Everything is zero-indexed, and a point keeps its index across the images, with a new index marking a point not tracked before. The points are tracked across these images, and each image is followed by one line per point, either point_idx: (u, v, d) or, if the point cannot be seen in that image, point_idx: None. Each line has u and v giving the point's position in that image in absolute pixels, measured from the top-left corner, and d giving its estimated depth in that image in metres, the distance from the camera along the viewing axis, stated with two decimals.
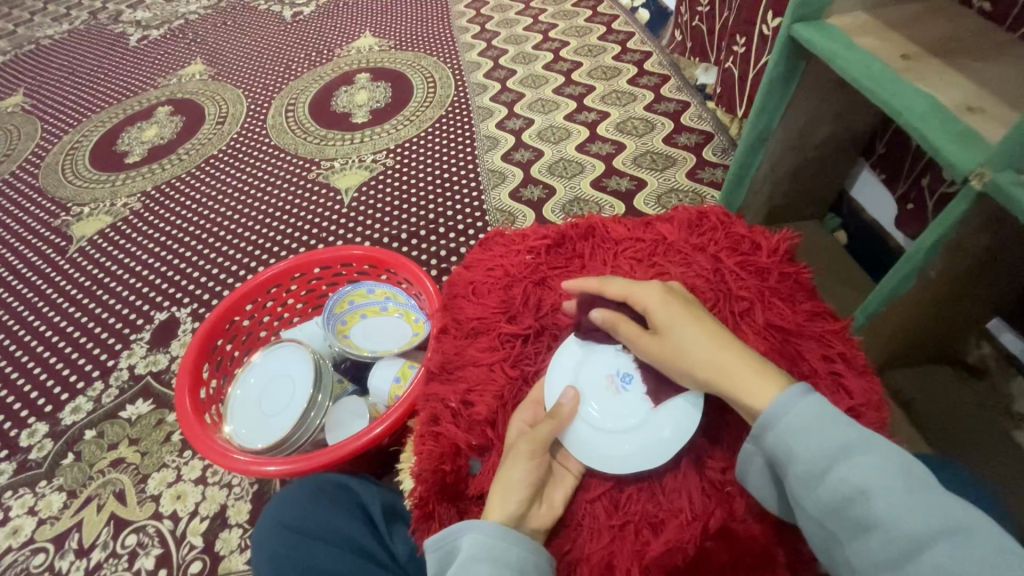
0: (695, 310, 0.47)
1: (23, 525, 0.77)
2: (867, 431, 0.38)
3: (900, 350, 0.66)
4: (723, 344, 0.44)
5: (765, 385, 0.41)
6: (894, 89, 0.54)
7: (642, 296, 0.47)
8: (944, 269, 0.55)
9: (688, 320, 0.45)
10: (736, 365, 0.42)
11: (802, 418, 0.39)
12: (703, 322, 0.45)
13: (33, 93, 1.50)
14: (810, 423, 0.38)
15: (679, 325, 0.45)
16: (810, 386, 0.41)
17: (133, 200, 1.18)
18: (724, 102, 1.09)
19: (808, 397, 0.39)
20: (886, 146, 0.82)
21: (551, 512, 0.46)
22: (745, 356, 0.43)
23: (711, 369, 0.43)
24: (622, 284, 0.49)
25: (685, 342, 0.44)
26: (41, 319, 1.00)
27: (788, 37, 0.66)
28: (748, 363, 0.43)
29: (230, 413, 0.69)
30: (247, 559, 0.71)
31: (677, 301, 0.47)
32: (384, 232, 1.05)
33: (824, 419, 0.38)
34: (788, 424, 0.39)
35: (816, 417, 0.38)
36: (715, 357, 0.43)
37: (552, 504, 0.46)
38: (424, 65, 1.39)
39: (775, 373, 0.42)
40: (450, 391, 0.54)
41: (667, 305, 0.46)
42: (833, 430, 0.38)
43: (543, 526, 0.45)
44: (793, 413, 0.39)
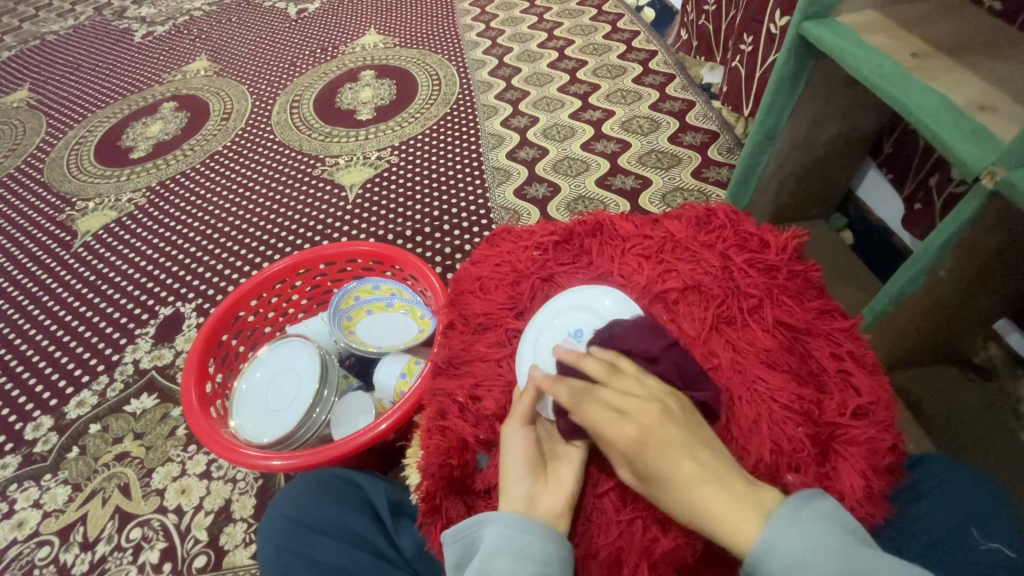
0: (677, 443, 0.41)
1: (28, 517, 0.77)
2: (853, 545, 0.37)
3: (908, 350, 0.66)
4: (707, 490, 0.39)
5: (749, 534, 0.38)
6: (905, 88, 0.54)
7: (616, 434, 0.41)
8: (952, 269, 0.55)
9: (667, 465, 0.40)
10: (719, 516, 0.38)
11: (793, 554, 0.36)
12: (685, 463, 0.40)
13: (38, 88, 1.50)
14: (811, 546, 0.37)
15: (658, 471, 0.40)
16: (787, 509, 0.39)
17: (138, 195, 1.18)
18: (730, 101, 1.09)
19: (791, 526, 0.37)
20: (893, 145, 0.82)
21: (560, 494, 0.45)
22: (729, 499, 0.39)
23: (694, 522, 0.39)
24: (595, 409, 0.43)
25: (666, 490, 0.40)
26: (46, 313, 1.00)
27: (797, 35, 0.66)
28: (734, 510, 0.38)
29: (235, 408, 0.69)
30: (251, 554, 0.71)
31: (657, 436, 0.41)
32: (389, 229, 1.05)
33: (812, 548, 0.36)
34: (781, 566, 0.36)
35: (813, 537, 0.37)
36: (699, 510, 0.39)
37: (562, 482, 0.45)
38: (429, 62, 1.39)
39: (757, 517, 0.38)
40: (458, 386, 0.54)
41: (643, 444, 0.41)
42: (824, 559, 0.36)
43: (550, 515, 0.44)
44: (787, 548, 0.37)
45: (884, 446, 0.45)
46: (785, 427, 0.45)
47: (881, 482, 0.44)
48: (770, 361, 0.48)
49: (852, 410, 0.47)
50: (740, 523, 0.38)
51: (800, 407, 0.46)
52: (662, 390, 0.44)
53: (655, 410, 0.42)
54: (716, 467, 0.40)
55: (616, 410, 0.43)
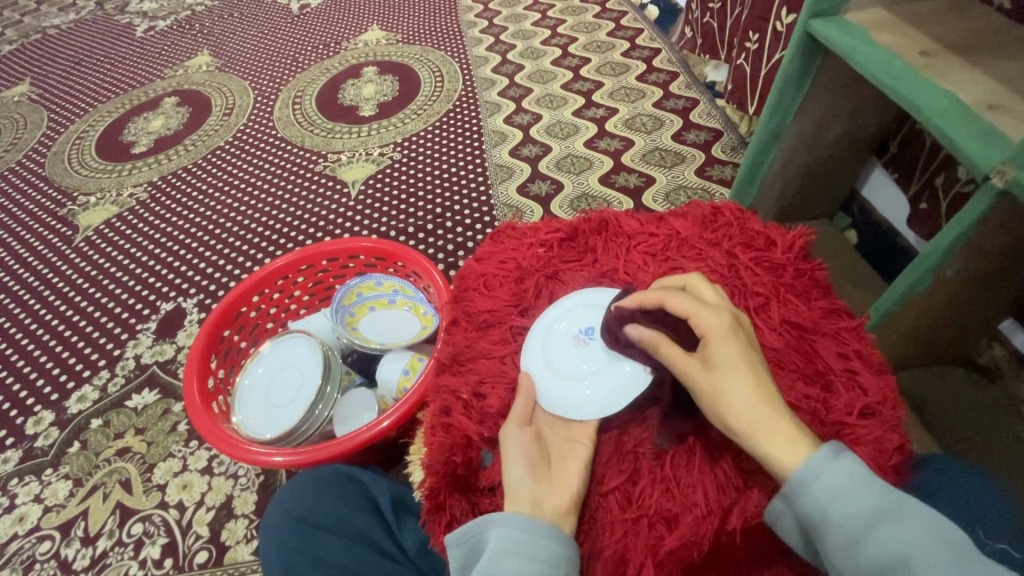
0: (756, 353, 0.43)
1: (29, 512, 0.77)
2: (897, 491, 0.38)
3: (913, 349, 0.66)
4: (767, 393, 0.41)
5: (792, 446, 0.39)
6: (914, 86, 0.54)
7: (709, 321, 0.44)
8: (960, 269, 0.54)
9: (742, 358, 0.42)
10: (770, 421, 0.40)
11: (837, 482, 0.37)
12: (757, 365, 0.42)
13: (39, 82, 1.50)
14: (848, 484, 0.37)
15: (732, 360, 0.42)
16: (841, 446, 0.40)
17: (140, 190, 1.17)
18: (734, 100, 1.08)
19: (840, 459, 0.38)
20: (899, 145, 0.82)
21: (566, 493, 0.44)
22: (783, 414, 0.40)
23: (742, 416, 0.40)
24: (689, 300, 0.46)
25: (732, 378, 0.41)
26: (47, 308, 1.00)
27: (804, 32, 0.65)
28: (785, 423, 0.40)
29: (238, 403, 0.69)
30: (253, 549, 0.71)
31: (740, 335, 0.44)
32: (391, 225, 1.05)
33: (856, 481, 0.37)
34: (823, 489, 0.37)
35: (852, 479, 0.37)
36: (754, 407, 0.40)
37: (567, 481, 0.45)
38: (432, 59, 1.38)
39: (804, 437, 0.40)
40: (462, 383, 0.53)
41: (728, 335, 0.43)
42: (866, 493, 0.37)
43: (556, 513, 0.43)
44: (831, 476, 0.38)
45: (891, 445, 0.45)
46: None
47: (888, 482, 0.44)
48: (777, 360, 0.48)
49: (859, 410, 0.47)
50: (787, 436, 0.39)
51: (806, 406, 0.46)
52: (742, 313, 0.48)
53: (741, 320, 0.45)
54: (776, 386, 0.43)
55: (708, 305, 0.46)
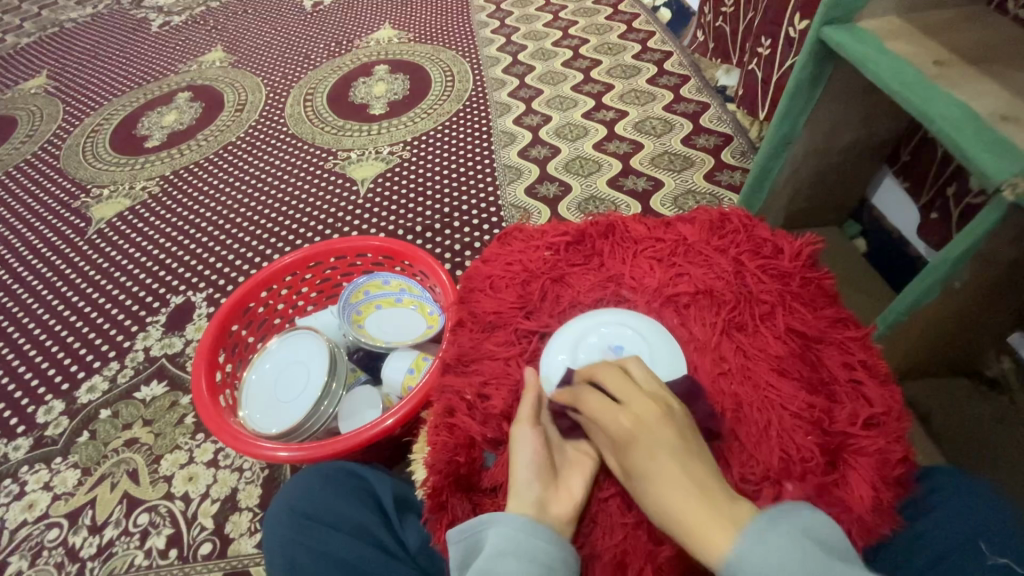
0: (665, 445, 0.40)
1: (38, 499, 0.78)
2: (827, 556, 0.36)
3: (922, 359, 0.65)
4: (682, 490, 0.38)
5: (720, 540, 0.36)
6: (926, 96, 0.53)
7: (613, 426, 0.43)
8: (968, 281, 0.54)
9: (648, 457, 0.40)
10: (688, 514, 0.38)
11: (768, 554, 0.35)
12: (665, 460, 0.40)
13: (56, 75, 1.52)
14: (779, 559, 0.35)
15: (639, 467, 0.40)
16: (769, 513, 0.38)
17: (152, 184, 1.19)
18: (745, 104, 1.08)
19: (769, 529, 0.37)
20: (911, 154, 0.81)
21: (572, 498, 0.45)
22: (703, 506, 0.38)
23: (663, 516, 0.39)
24: (593, 399, 0.45)
25: (643, 484, 0.40)
26: (59, 298, 1.02)
27: (817, 39, 0.65)
28: (706, 518, 0.37)
29: (245, 398, 0.70)
30: (256, 543, 0.72)
31: (641, 434, 0.41)
32: (400, 224, 1.05)
33: (786, 550, 0.36)
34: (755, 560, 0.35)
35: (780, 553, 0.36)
36: (672, 507, 0.38)
37: (572, 490, 0.46)
38: (443, 58, 1.39)
39: (731, 514, 0.37)
40: (466, 384, 0.54)
41: (633, 440, 0.41)
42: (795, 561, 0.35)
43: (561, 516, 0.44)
44: (761, 549, 0.36)
45: (895, 457, 0.45)
46: (794, 436, 0.45)
47: (890, 494, 0.44)
48: (781, 368, 0.48)
49: (863, 420, 0.46)
50: (709, 528, 0.37)
51: (810, 415, 0.46)
52: (666, 393, 0.45)
53: (650, 409, 0.43)
54: (702, 474, 0.39)
55: (616, 403, 0.44)
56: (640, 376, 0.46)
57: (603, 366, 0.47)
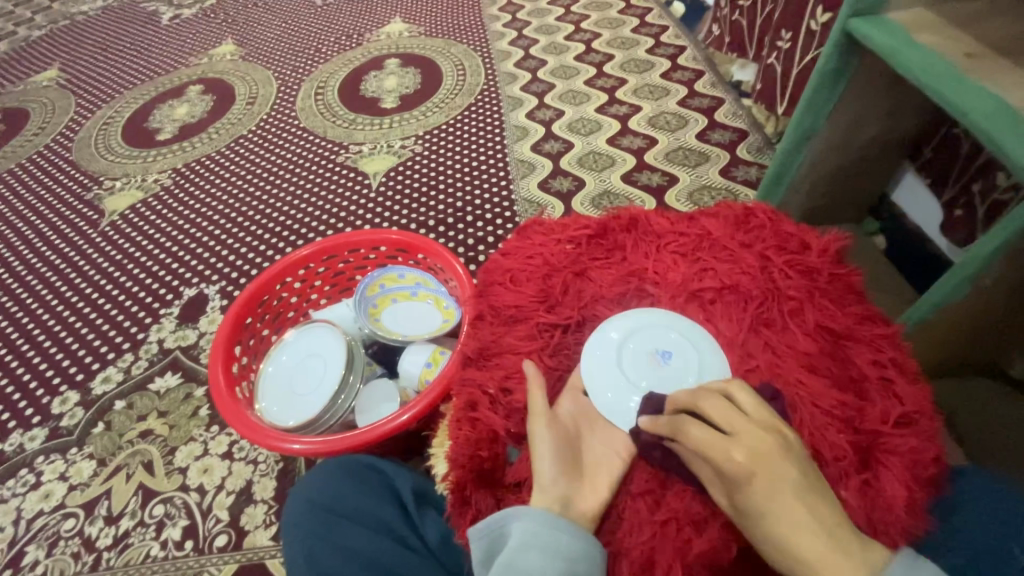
0: (789, 485, 0.38)
1: (54, 490, 0.79)
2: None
3: (949, 357, 0.64)
4: (812, 533, 0.36)
5: None
6: (959, 88, 0.52)
7: (726, 463, 0.40)
8: (999, 279, 0.53)
9: (774, 498, 0.37)
10: (824, 561, 0.35)
11: None
12: (792, 503, 0.37)
13: (68, 68, 1.52)
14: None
15: (759, 508, 0.38)
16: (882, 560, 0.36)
17: (164, 176, 1.19)
18: (762, 99, 1.06)
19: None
20: (934, 150, 0.79)
21: (596, 498, 0.45)
22: (835, 551, 0.36)
23: (788, 560, 0.37)
24: (701, 433, 0.41)
25: (766, 526, 0.37)
26: (73, 290, 1.02)
27: (843, 31, 0.64)
28: (843, 565, 0.35)
29: (262, 391, 0.70)
30: (271, 535, 0.72)
31: (764, 471, 0.38)
32: (412, 218, 1.05)
33: None
34: None
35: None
36: (804, 552, 0.36)
37: (597, 490, 0.45)
38: (455, 52, 1.38)
39: (863, 559, 0.36)
40: (487, 378, 0.53)
41: (750, 477, 0.38)
42: None
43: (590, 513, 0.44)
44: None
45: (928, 456, 0.44)
46: (825, 433, 0.44)
47: (924, 493, 0.43)
48: (810, 365, 0.48)
49: (894, 419, 0.46)
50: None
51: (841, 413, 0.45)
52: (779, 423, 0.42)
53: (767, 444, 0.40)
54: (829, 515, 0.37)
55: (727, 436, 0.41)
56: (750, 406, 0.43)
57: (708, 395, 0.44)
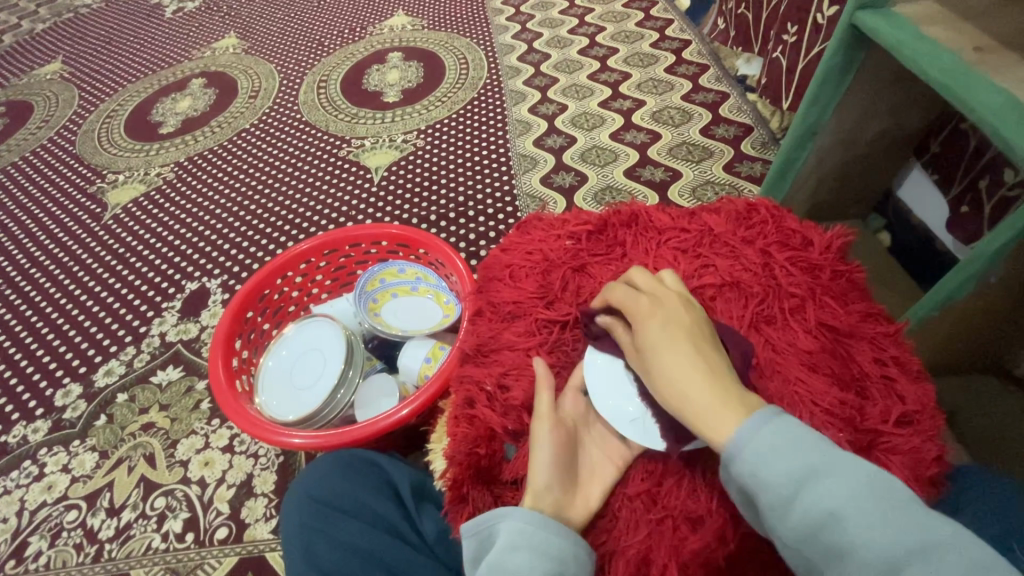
0: (683, 328, 0.43)
1: (57, 481, 0.79)
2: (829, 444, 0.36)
3: (952, 356, 0.63)
4: (692, 366, 0.40)
5: (727, 418, 0.37)
6: (970, 82, 0.51)
7: (636, 311, 0.45)
8: (1006, 277, 0.52)
9: (664, 335, 0.42)
10: (696, 388, 0.39)
11: (768, 444, 0.35)
12: (682, 339, 0.42)
13: (71, 61, 1.52)
14: (786, 441, 0.35)
15: (653, 342, 0.43)
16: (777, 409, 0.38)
17: (167, 169, 1.19)
18: (768, 94, 1.05)
19: (771, 420, 0.37)
20: (941, 145, 0.78)
21: (587, 506, 0.45)
22: (711, 383, 0.39)
23: (669, 389, 0.40)
24: (623, 293, 0.48)
25: (652, 360, 0.42)
26: (76, 283, 1.02)
27: (850, 25, 0.63)
28: (714, 395, 0.39)
29: (261, 385, 0.70)
30: (271, 528, 0.72)
31: (661, 315, 0.44)
32: (414, 213, 1.04)
33: (787, 441, 0.35)
34: (754, 450, 0.36)
35: (787, 437, 0.36)
36: (681, 382, 0.40)
37: (587, 500, 0.45)
38: (457, 46, 1.37)
39: (741, 400, 0.38)
40: (486, 374, 0.53)
41: (652, 320, 0.44)
42: (796, 452, 0.35)
43: (586, 511, 0.44)
44: (760, 439, 0.36)
45: (929, 456, 0.44)
46: (825, 432, 0.44)
47: (923, 493, 0.43)
48: (811, 363, 0.47)
49: (896, 418, 0.45)
50: (716, 402, 0.38)
51: (843, 413, 0.44)
52: (693, 298, 0.47)
53: (674, 300, 0.45)
54: (715, 357, 0.41)
55: (642, 295, 0.47)
56: (671, 282, 0.49)
57: (638, 270, 0.50)
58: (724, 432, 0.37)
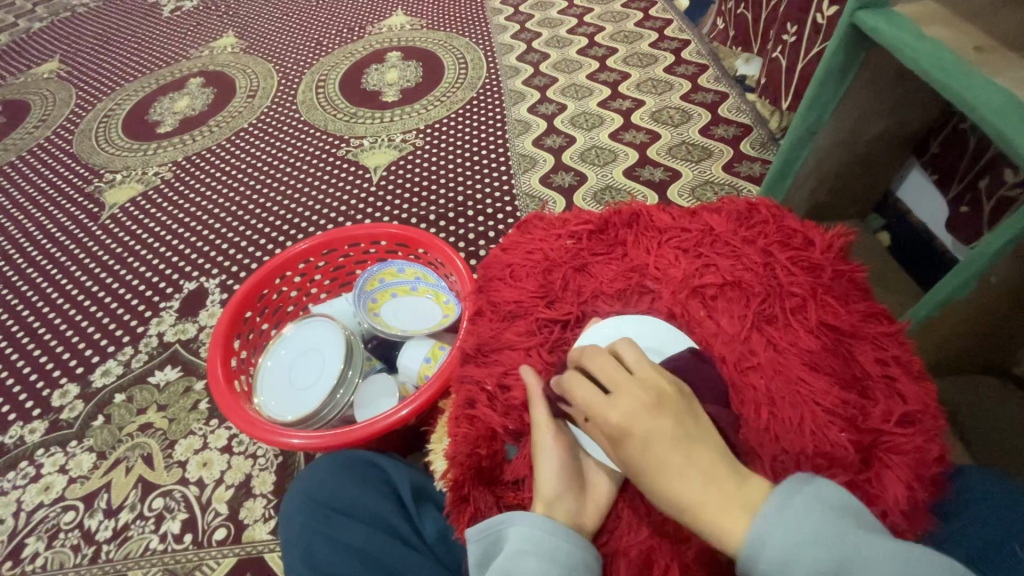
0: (664, 439, 0.38)
1: (55, 482, 0.79)
2: (851, 529, 0.35)
3: (953, 356, 0.63)
4: (685, 478, 0.37)
5: (738, 530, 0.36)
6: (968, 81, 0.51)
7: (603, 418, 0.40)
8: (1008, 276, 0.52)
9: (643, 455, 0.38)
10: (696, 501, 0.37)
11: (791, 540, 0.35)
12: (666, 454, 0.38)
13: (69, 60, 1.51)
14: (804, 529, 0.35)
15: (637, 463, 0.38)
16: (786, 493, 0.37)
17: (164, 169, 1.18)
18: (767, 94, 1.05)
19: (786, 513, 0.36)
20: (941, 145, 0.78)
21: (598, 508, 0.45)
22: (710, 491, 0.37)
23: (671, 508, 0.37)
24: (585, 389, 0.42)
25: (641, 475, 0.38)
26: (73, 283, 1.02)
27: (849, 24, 0.63)
28: (716, 508, 0.36)
29: (260, 385, 0.70)
30: (270, 529, 0.72)
31: (637, 428, 0.39)
32: (413, 213, 1.04)
33: (808, 532, 0.35)
34: (778, 551, 0.35)
35: (808, 527, 0.35)
36: (677, 502, 0.37)
37: (598, 498, 0.46)
38: (456, 45, 1.36)
39: (744, 502, 0.37)
40: (486, 374, 0.53)
41: (624, 434, 0.39)
42: (820, 542, 0.34)
43: (598, 513, 0.45)
44: (780, 537, 0.35)
45: (930, 456, 0.44)
46: (828, 432, 0.44)
47: (926, 493, 0.43)
48: (813, 362, 0.47)
49: (898, 418, 0.45)
50: (720, 517, 0.36)
51: (844, 412, 0.44)
52: (660, 375, 0.42)
53: (641, 400, 0.40)
54: (706, 461, 0.38)
55: (605, 392, 0.41)
56: (636, 363, 0.43)
57: (595, 355, 0.44)
58: (735, 543, 0.36)
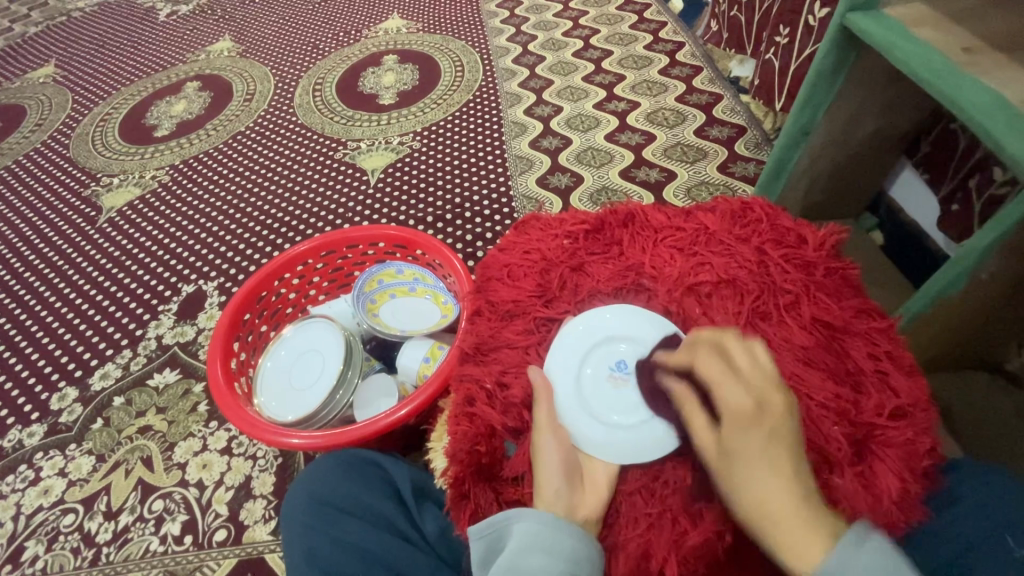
0: (780, 438, 0.41)
1: (54, 485, 0.79)
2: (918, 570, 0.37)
3: (945, 352, 0.64)
4: (784, 479, 0.39)
5: (815, 549, 0.37)
6: (956, 82, 0.52)
7: (727, 399, 0.43)
8: (997, 272, 0.53)
9: (757, 446, 0.40)
10: (790, 513, 0.38)
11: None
12: (778, 452, 0.40)
13: (64, 64, 1.52)
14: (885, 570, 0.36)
15: (747, 449, 0.40)
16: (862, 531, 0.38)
17: (162, 173, 1.19)
18: (761, 95, 1.06)
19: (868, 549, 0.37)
20: (932, 145, 0.79)
21: (599, 500, 0.46)
22: (802, 505, 0.39)
23: (759, 503, 0.39)
24: (714, 369, 0.44)
25: (738, 466, 0.40)
26: (71, 287, 1.02)
27: (840, 26, 0.64)
28: (801, 517, 0.38)
29: (259, 386, 0.70)
30: (271, 530, 0.72)
31: (761, 420, 0.41)
32: (410, 215, 1.05)
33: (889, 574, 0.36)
34: None
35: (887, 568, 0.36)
36: (769, 501, 0.39)
37: (598, 490, 0.46)
38: (452, 48, 1.37)
39: (828, 527, 0.38)
40: (485, 373, 0.53)
41: (750, 419, 0.41)
42: None
43: (598, 505, 0.45)
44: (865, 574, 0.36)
45: (922, 448, 0.44)
46: (822, 426, 0.45)
47: (918, 485, 0.44)
48: (806, 357, 0.48)
49: (890, 411, 0.46)
50: (804, 531, 0.38)
51: (836, 406, 0.45)
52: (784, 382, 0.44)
53: (773, 397, 0.42)
54: (805, 474, 0.40)
55: (737, 377, 0.43)
56: (766, 359, 0.45)
57: (732, 336, 0.46)
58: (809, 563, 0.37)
